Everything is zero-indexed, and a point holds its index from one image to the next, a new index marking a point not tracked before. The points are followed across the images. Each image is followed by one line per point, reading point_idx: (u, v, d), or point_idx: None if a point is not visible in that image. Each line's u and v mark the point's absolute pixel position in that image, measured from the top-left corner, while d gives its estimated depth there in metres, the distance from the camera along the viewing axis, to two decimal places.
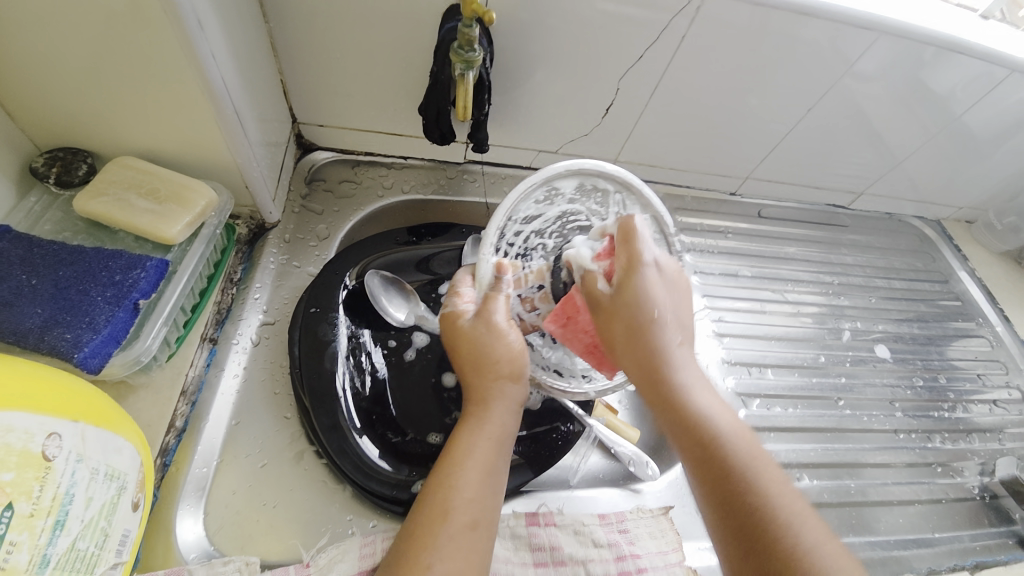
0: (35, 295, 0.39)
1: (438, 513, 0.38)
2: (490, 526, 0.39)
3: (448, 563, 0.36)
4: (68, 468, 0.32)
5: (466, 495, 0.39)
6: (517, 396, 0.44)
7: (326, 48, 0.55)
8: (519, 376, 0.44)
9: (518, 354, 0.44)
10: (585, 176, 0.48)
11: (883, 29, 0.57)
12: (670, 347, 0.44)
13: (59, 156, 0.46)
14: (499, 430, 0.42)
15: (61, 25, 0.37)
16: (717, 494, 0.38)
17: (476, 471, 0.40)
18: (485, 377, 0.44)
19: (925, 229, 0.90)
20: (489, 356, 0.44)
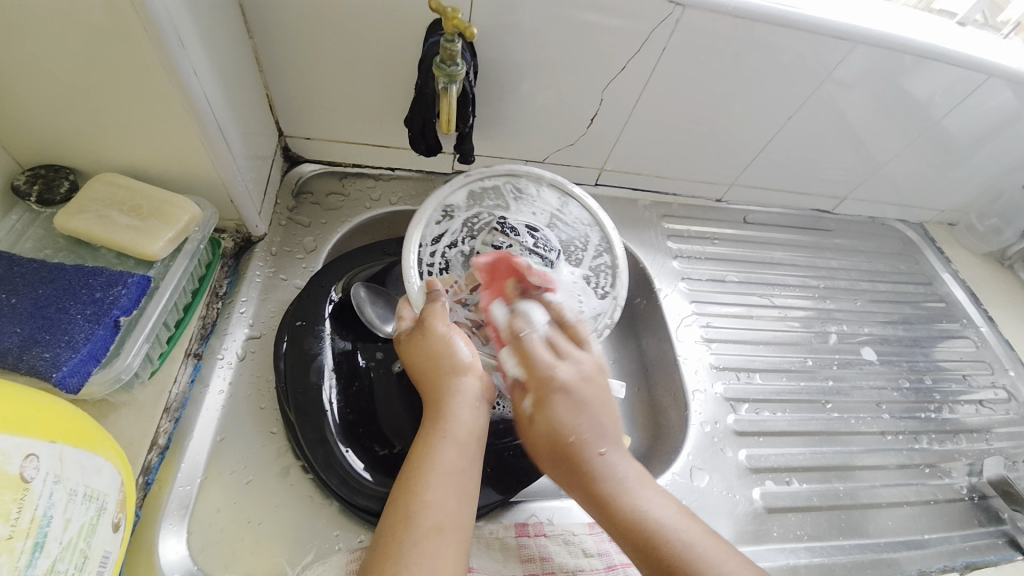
0: (14, 314, 0.39)
1: (403, 518, 0.38)
2: (459, 525, 0.39)
3: (417, 567, 0.36)
4: (46, 489, 0.31)
5: (430, 497, 0.39)
6: (473, 391, 0.45)
7: (311, 62, 0.55)
8: (468, 370, 0.45)
9: (461, 351, 0.46)
10: (469, 182, 0.57)
11: (859, 38, 0.59)
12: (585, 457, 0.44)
13: (40, 173, 0.46)
14: (458, 428, 0.43)
15: (40, 43, 0.37)
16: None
17: (435, 474, 0.40)
18: (438, 377, 0.45)
19: (908, 232, 0.92)
20: (438, 359, 0.45)
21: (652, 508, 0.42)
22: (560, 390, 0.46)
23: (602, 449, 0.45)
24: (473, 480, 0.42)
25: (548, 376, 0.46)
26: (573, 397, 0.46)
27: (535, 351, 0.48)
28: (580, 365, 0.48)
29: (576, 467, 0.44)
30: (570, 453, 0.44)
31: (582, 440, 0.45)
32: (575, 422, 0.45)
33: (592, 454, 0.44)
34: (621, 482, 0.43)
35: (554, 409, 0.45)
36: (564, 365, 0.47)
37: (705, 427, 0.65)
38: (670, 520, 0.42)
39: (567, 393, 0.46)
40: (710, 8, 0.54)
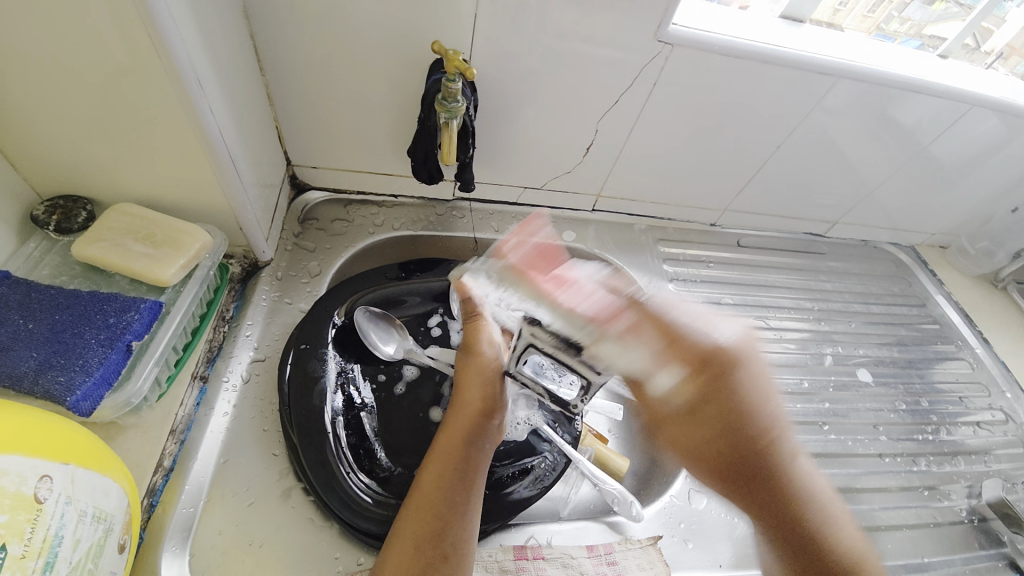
0: (31, 339, 0.41)
1: (408, 547, 0.41)
2: (458, 553, 0.42)
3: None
4: (58, 510, 0.32)
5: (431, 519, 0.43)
6: (484, 429, 0.49)
7: (320, 96, 0.58)
8: (490, 408, 0.50)
9: (494, 380, 0.51)
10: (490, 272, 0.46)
11: (841, 72, 0.62)
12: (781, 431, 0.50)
13: (59, 204, 0.48)
14: (464, 456, 0.47)
15: (70, 83, 0.40)
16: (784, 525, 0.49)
17: (444, 502, 0.44)
18: (465, 404, 0.50)
19: (900, 255, 0.94)
20: (469, 383, 0.51)
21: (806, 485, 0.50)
22: (771, 389, 0.50)
23: (788, 435, 0.52)
24: (472, 507, 0.45)
25: (752, 366, 0.49)
26: (773, 395, 0.50)
27: (683, 327, 0.46)
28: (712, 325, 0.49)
29: (767, 460, 0.49)
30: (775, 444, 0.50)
31: (778, 431, 0.50)
32: (767, 412, 0.50)
33: (785, 442, 0.51)
34: (803, 475, 0.51)
35: (772, 401, 0.50)
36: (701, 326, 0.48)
37: None
38: (831, 507, 0.51)
39: (766, 389, 0.50)
40: (699, 45, 0.57)
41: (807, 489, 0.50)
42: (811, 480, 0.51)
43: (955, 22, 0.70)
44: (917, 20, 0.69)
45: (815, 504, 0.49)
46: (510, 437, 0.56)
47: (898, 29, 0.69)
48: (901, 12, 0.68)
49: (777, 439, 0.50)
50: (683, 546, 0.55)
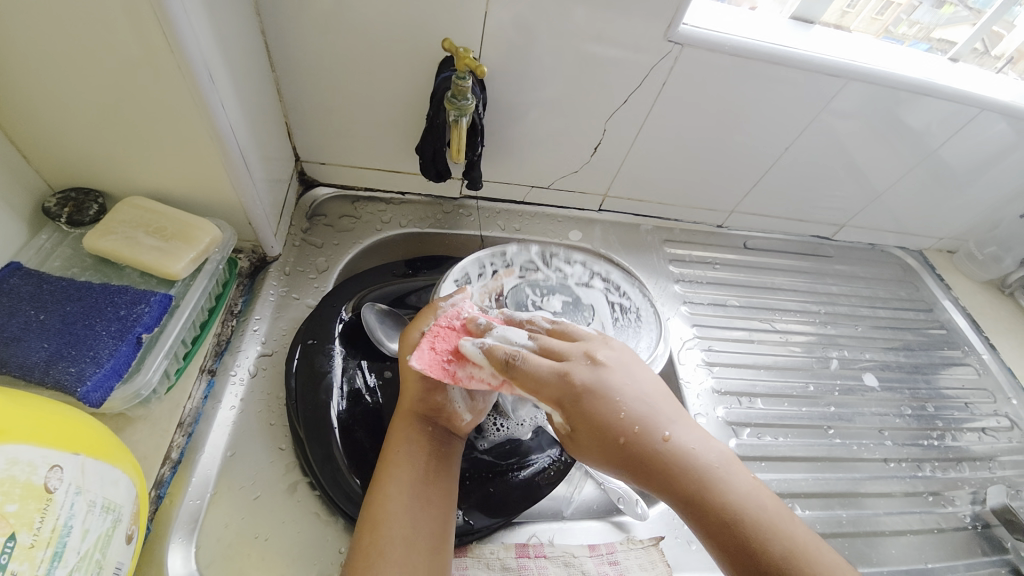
0: (42, 330, 0.41)
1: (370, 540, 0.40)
2: (420, 541, 0.41)
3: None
4: (68, 500, 0.32)
5: (389, 510, 0.41)
6: (429, 412, 0.46)
7: (330, 93, 0.58)
8: (431, 393, 0.46)
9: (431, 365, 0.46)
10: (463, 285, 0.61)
11: (852, 75, 0.61)
12: (652, 431, 0.43)
13: (71, 197, 0.48)
14: (413, 444, 0.44)
15: (82, 77, 0.40)
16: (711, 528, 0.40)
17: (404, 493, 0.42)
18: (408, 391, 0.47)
19: (908, 259, 0.93)
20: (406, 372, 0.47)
21: (717, 479, 0.41)
22: (588, 386, 0.44)
23: (681, 427, 0.43)
24: (438, 489, 0.43)
25: (585, 370, 0.45)
26: (617, 388, 0.44)
27: (541, 376, 0.44)
28: (589, 354, 0.46)
29: (651, 470, 0.42)
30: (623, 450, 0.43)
31: (643, 431, 0.43)
32: (632, 411, 0.43)
33: (656, 442, 0.42)
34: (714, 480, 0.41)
35: (587, 407, 0.43)
36: (575, 363, 0.45)
37: None
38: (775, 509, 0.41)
39: (620, 386, 0.44)
40: (709, 46, 0.56)
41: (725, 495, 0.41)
42: (726, 483, 0.41)
43: (963, 26, 0.69)
44: (925, 23, 0.69)
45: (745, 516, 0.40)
46: (516, 437, 0.56)
47: (907, 32, 0.68)
48: (909, 15, 0.68)
49: (666, 437, 0.43)
50: (685, 548, 0.55)
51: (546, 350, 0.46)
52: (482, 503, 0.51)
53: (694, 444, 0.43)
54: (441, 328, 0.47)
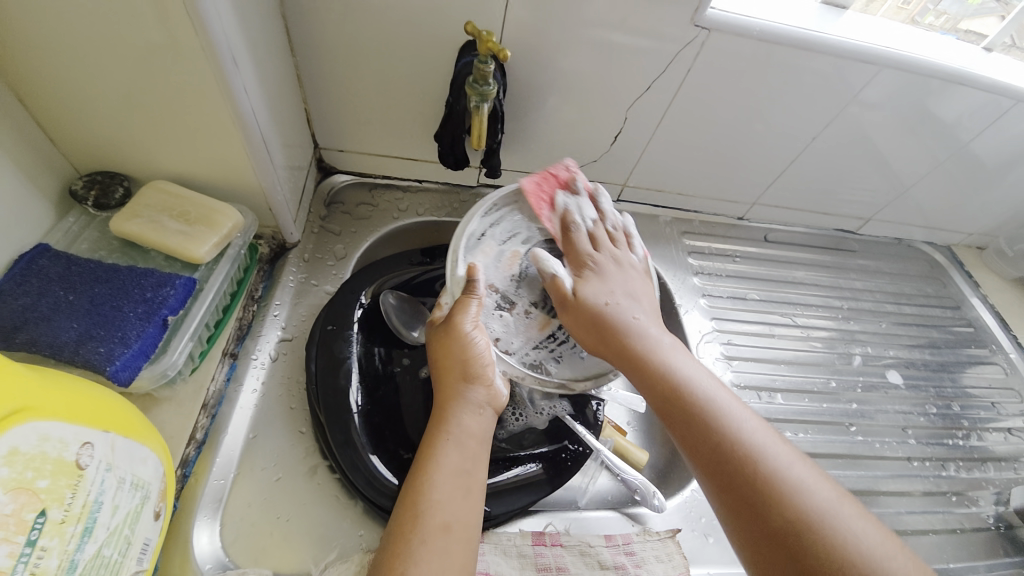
0: (72, 310, 0.42)
1: (409, 520, 0.40)
2: (460, 526, 0.41)
3: (427, 566, 0.38)
4: (98, 477, 0.33)
5: (436, 497, 0.41)
6: (478, 397, 0.47)
7: (350, 80, 0.58)
8: (479, 377, 0.48)
9: (480, 354, 0.48)
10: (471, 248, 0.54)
11: (884, 61, 0.59)
12: (659, 341, 0.50)
13: (98, 179, 0.49)
14: (461, 431, 0.45)
15: (109, 60, 0.40)
16: (692, 428, 0.44)
17: (446, 477, 0.42)
18: (448, 378, 0.47)
19: (935, 255, 0.91)
20: (452, 360, 0.47)
21: (708, 390, 0.46)
22: (653, 350, 0.49)
23: (748, 417, 0.44)
24: (480, 480, 0.44)
25: (648, 334, 0.50)
26: (681, 364, 0.48)
27: (584, 254, 0.55)
28: (616, 258, 0.56)
29: (644, 367, 0.48)
30: (678, 409, 0.45)
31: (645, 337, 0.50)
32: (640, 323, 0.51)
33: (654, 348, 0.49)
34: (781, 474, 0.40)
35: (643, 361, 0.48)
36: (603, 256, 0.56)
37: None
38: (843, 514, 0.38)
39: (643, 309, 0.53)
40: (736, 31, 0.55)
41: (792, 490, 0.39)
42: (791, 481, 0.39)
43: (991, 18, 0.66)
44: (953, 14, 0.65)
45: (803, 509, 0.38)
46: (534, 425, 0.56)
47: (933, 23, 0.65)
48: (935, 6, 0.65)
49: (665, 351, 0.49)
50: (702, 541, 0.55)
51: (595, 237, 0.57)
52: (497, 490, 0.51)
53: (694, 368, 0.48)
54: (553, 171, 0.58)
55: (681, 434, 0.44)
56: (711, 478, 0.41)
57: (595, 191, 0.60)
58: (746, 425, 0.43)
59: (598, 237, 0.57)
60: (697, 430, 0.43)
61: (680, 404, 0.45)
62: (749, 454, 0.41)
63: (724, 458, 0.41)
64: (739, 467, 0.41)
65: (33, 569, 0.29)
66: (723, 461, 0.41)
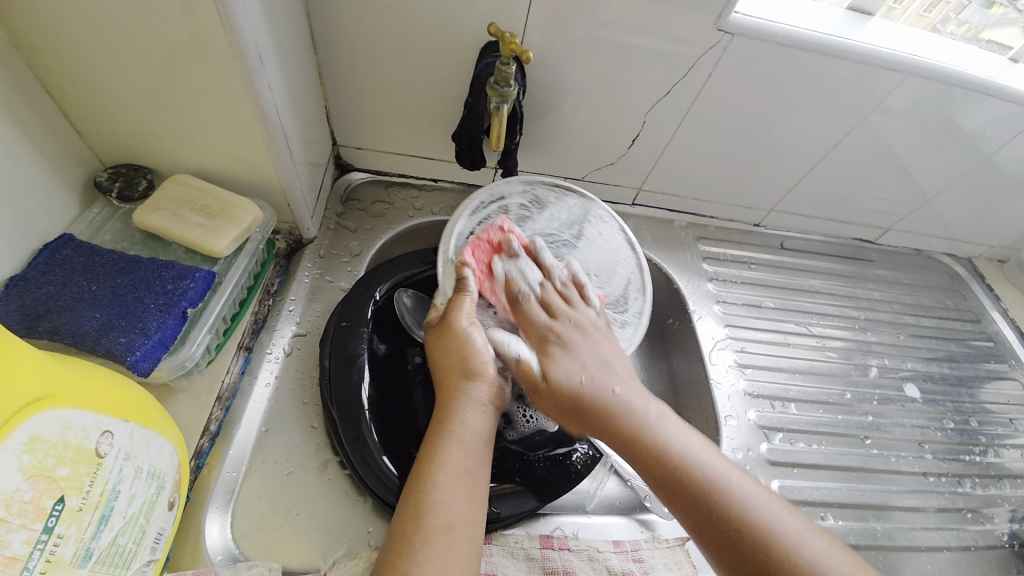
0: (94, 300, 0.43)
1: (413, 517, 0.40)
2: (462, 527, 0.41)
3: (429, 566, 0.38)
4: (116, 466, 0.34)
5: (439, 496, 0.41)
6: (480, 395, 0.47)
7: (370, 78, 0.59)
8: (480, 374, 0.48)
9: (479, 350, 0.48)
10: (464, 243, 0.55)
11: (910, 69, 0.58)
12: (644, 408, 0.47)
13: (122, 172, 0.50)
14: (464, 429, 0.45)
15: (137, 55, 0.41)
16: (698, 510, 0.43)
17: (449, 475, 0.42)
18: (449, 376, 0.48)
19: (956, 267, 0.89)
20: (451, 357, 0.48)
21: (705, 457, 0.45)
22: (644, 426, 0.46)
23: (748, 485, 0.44)
24: (483, 479, 0.44)
25: (636, 399, 0.48)
26: (674, 435, 0.46)
27: (545, 329, 0.51)
28: (577, 322, 0.52)
29: (639, 444, 0.45)
30: (680, 486, 0.44)
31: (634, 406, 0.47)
32: (624, 390, 0.48)
33: (645, 417, 0.47)
34: (793, 548, 0.41)
35: (635, 439, 0.46)
36: (562, 323, 0.52)
37: (738, 454, 0.64)
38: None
39: (620, 369, 0.50)
40: (759, 36, 0.54)
41: (808, 565, 0.40)
42: (806, 555, 0.41)
43: (1013, 29, 0.64)
44: (975, 23, 0.63)
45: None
46: (545, 428, 0.57)
47: (954, 32, 0.63)
48: (958, 14, 0.63)
49: (656, 419, 0.47)
50: None
51: (548, 302, 0.53)
52: (507, 492, 0.50)
53: (686, 432, 0.47)
54: (484, 238, 0.54)
55: (684, 512, 0.43)
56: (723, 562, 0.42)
57: (539, 246, 0.55)
58: (749, 492, 0.43)
59: (558, 297, 0.54)
60: (703, 511, 0.43)
61: (680, 482, 0.44)
62: (758, 525, 0.42)
63: (734, 537, 0.41)
64: (750, 541, 0.41)
65: (49, 556, 0.29)
66: (734, 541, 0.41)
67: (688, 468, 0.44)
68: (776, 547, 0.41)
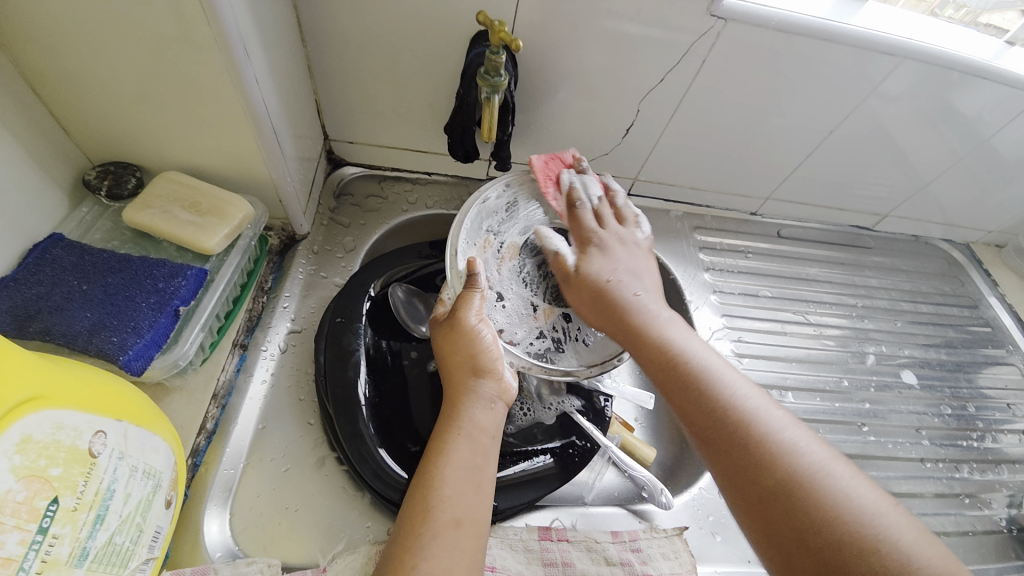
0: (86, 299, 0.42)
1: (420, 512, 0.40)
2: (469, 521, 0.41)
3: (436, 561, 0.38)
4: (111, 465, 0.34)
5: (446, 491, 0.41)
6: (489, 391, 0.47)
7: (360, 71, 0.58)
8: (488, 370, 0.48)
9: (489, 347, 0.48)
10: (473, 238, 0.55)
11: (906, 53, 0.58)
12: (655, 312, 0.50)
13: (110, 170, 0.49)
14: (472, 426, 0.45)
15: (121, 51, 0.40)
16: (688, 395, 0.44)
17: (456, 471, 0.42)
18: (456, 375, 0.47)
19: (953, 253, 0.89)
20: (459, 355, 0.47)
21: (705, 356, 0.46)
22: (651, 323, 0.49)
23: (744, 383, 0.44)
24: (489, 475, 0.44)
25: (646, 305, 0.51)
26: (678, 336, 0.48)
27: (593, 233, 0.56)
28: (622, 237, 0.56)
29: (640, 338, 0.49)
30: (672, 374, 0.46)
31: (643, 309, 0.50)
32: (640, 297, 0.52)
33: (651, 319, 0.50)
34: (778, 435, 0.40)
35: (640, 333, 0.49)
36: (609, 233, 0.56)
37: None
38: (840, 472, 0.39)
39: (643, 282, 0.53)
40: (754, 21, 0.53)
41: (793, 454, 0.39)
42: (789, 445, 0.40)
43: (1011, 13, 0.63)
44: (973, 6, 0.63)
45: (798, 468, 0.38)
46: (542, 420, 0.57)
47: (953, 16, 0.63)
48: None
49: (664, 320, 0.50)
50: (710, 539, 0.54)
51: (600, 215, 0.58)
52: (504, 485, 0.50)
53: (691, 337, 0.49)
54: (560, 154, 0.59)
55: (676, 399, 0.45)
56: (708, 444, 0.42)
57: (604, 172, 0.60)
58: (742, 389, 0.44)
59: (604, 217, 0.58)
60: (692, 396, 0.44)
61: (674, 371, 0.46)
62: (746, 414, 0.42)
63: (718, 420, 0.42)
64: (735, 427, 0.41)
65: (44, 556, 0.30)
66: (720, 424, 0.42)
67: (683, 360, 0.46)
68: (761, 432, 0.41)
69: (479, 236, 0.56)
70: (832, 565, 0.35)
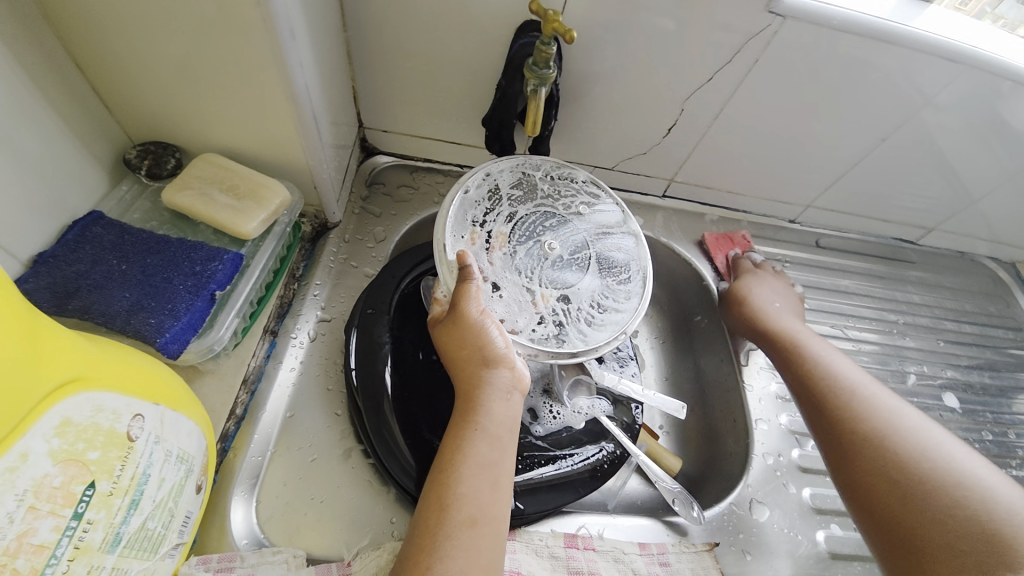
0: (124, 279, 0.42)
1: (437, 508, 0.39)
2: (488, 521, 0.40)
3: (453, 562, 0.37)
4: (147, 449, 0.33)
5: (462, 490, 0.40)
6: (505, 381, 0.46)
7: (399, 59, 0.57)
8: (501, 361, 0.46)
9: (494, 339, 0.45)
10: (459, 230, 0.50)
11: (970, 62, 0.55)
12: (789, 313, 0.65)
13: (150, 149, 0.49)
14: (489, 422, 0.44)
15: (170, 30, 0.39)
16: (801, 368, 0.58)
17: (472, 468, 0.41)
18: (469, 368, 0.46)
19: (999, 271, 0.85)
20: (467, 349, 0.45)
21: (824, 346, 0.60)
22: (783, 317, 0.64)
23: (857, 369, 0.57)
24: (507, 473, 0.43)
25: (780, 307, 0.66)
26: (804, 330, 0.62)
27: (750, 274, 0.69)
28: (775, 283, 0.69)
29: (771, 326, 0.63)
30: (792, 353, 0.60)
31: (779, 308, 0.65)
32: (777, 301, 0.66)
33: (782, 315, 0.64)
34: (877, 401, 0.53)
35: (775, 322, 0.63)
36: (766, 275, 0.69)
37: (768, 459, 0.59)
38: (931, 436, 0.49)
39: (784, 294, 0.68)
40: (812, 21, 0.51)
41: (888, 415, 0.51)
42: (892, 415, 0.51)
43: None
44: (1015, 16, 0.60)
45: (886, 425, 0.50)
46: (571, 424, 0.56)
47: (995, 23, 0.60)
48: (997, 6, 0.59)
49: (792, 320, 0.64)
50: (740, 557, 0.53)
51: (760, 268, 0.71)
52: (530, 488, 0.50)
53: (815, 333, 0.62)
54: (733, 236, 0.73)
55: (790, 372, 0.59)
56: (809, 402, 0.56)
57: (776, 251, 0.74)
58: (850, 369, 0.57)
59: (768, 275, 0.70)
60: (802, 368, 0.58)
61: (791, 350, 0.60)
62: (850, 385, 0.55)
63: (822, 384, 0.56)
64: (838, 392, 0.54)
65: (78, 542, 0.29)
66: (824, 387, 0.55)
67: (803, 345, 0.60)
68: (861, 398, 0.53)
69: (464, 229, 0.50)
70: (908, 490, 0.46)
